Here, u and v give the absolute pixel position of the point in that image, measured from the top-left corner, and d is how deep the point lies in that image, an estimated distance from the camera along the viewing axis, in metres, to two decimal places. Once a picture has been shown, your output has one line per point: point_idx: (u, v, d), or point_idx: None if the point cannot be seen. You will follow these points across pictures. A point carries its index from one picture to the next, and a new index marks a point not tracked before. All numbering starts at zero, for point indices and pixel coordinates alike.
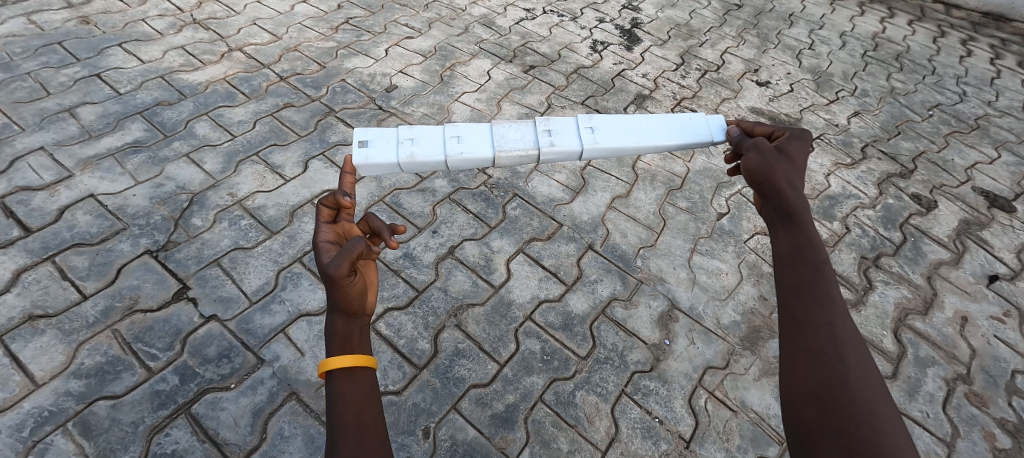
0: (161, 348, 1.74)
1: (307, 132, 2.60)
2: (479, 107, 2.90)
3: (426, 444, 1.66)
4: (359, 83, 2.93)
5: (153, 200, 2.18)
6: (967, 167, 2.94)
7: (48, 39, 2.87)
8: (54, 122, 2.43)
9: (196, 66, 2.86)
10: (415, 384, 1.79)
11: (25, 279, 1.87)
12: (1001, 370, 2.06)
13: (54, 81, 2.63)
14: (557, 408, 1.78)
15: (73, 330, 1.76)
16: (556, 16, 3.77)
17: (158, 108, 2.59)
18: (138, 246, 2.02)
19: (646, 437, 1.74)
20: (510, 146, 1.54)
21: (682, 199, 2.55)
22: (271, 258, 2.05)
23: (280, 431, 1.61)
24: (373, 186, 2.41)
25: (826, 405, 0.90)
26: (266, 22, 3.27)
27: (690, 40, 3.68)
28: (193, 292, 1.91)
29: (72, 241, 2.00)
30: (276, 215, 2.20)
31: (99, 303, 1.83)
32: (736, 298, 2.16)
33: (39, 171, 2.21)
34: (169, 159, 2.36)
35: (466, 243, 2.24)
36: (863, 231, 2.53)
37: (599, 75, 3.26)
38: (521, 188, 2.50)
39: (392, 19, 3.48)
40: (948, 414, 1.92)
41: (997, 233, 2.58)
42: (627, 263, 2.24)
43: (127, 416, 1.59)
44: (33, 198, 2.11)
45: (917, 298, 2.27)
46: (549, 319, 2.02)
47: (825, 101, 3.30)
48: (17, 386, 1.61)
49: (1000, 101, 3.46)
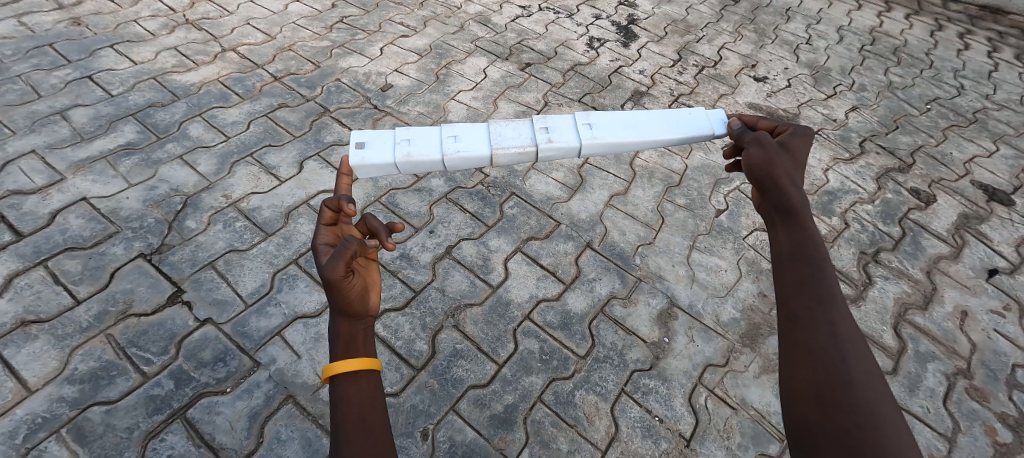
0: (156, 352, 1.73)
1: (302, 132, 2.58)
2: (476, 105, 2.89)
3: (424, 446, 1.65)
4: (355, 82, 2.91)
5: (147, 203, 2.16)
6: (966, 161, 2.93)
7: (39, 40, 2.84)
8: (46, 124, 2.41)
9: (189, 66, 2.84)
10: (413, 385, 1.77)
11: (18, 284, 1.85)
12: (1002, 364, 2.05)
13: (46, 83, 2.60)
14: (556, 408, 1.77)
15: (66, 335, 1.74)
16: (553, 13, 3.75)
17: (152, 109, 2.57)
18: (131, 249, 2.00)
19: (646, 436, 1.72)
20: (507, 143, 1.51)
21: (680, 196, 2.54)
22: (267, 259, 2.04)
23: (276, 435, 1.60)
24: (369, 187, 2.39)
25: (828, 405, 0.88)
26: (260, 22, 3.25)
27: (687, 36, 3.66)
28: (188, 295, 1.89)
29: (65, 244, 1.98)
30: (271, 217, 2.18)
31: (93, 307, 1.82)
32: (736, 295, 2.15)
33: (32, 174, 2.19)
34: (162, 161, 2.34)
35: (463, 243, 2.22)
36: (862, 227, 2.52)
37: (597, 72, 3.24)
38: (518, 187, 2.48)
39: (388, 18, 3.45)
40: (949, 409, 1.91)
41: (996, 227, 2.58)
42: (626, 262, 2.22)
43: (122, 422, 1.57)
44: (25, 202, 2.09)
45: (917, 293, 2.26)
46: (548, 318, 2.01)
47: (823, 95, 3.28)
48: (10, 392, 1.59)
49: (998, 94, 3.45)
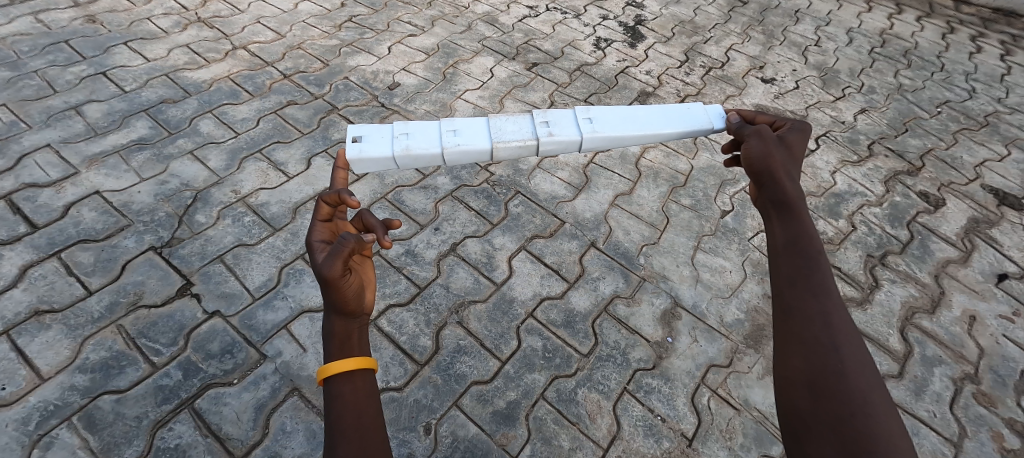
0: (165, 343, 1.76)
1: (310, 129, 2.61)
2: (482, 105, 2.90)
3: (427, 440, 1.66)
4: (363, 80, 2.93)
5: (158, 197, 2.20)
6: (976, 165, 2.90)
7: (57, 37, 2.90)
8: (61, 120, 2.45)
9: (201, 64, 2.88)
10: (416, 381, 1.79)
11: (32, 275, 1.89)
12: (1010, 370, 2.03)
13: (62, 79, 2.66)
14: (558, 406, 1.77)
15: (78, 325, 1.77)
16: (560, 13, 3.76)
17: (164, 105, 2.61)
18: (143, 242, 2.03)
19: (648, 435, 1.73)
20: (508, 137, 1.52)
21: (685, 197, 2.54)
22: (274, 254, 2.06)
23: (281, 427, 1.62)
24: (375, 184, 2.41)
25: (821, 395, 0.88)
26: (270, 20, 3.28)
27: (695, 37, 3.66)
28: (197, 288, 1.92)
29: (78, 237, 2.02)
30: (279, 212, 2.21)
31: (104, 299, 1.85)
32: (740, 296, 2.15)
33: (46, 168, 2.23)
34: (173, 156, 2.38)
35: (468, 240, 2.24)
36: (869, 230, 2.51)
37: (603, 73, 3.25)
38: (523, 186, 2.49)
39: (396, 17, 3.48)
40: (956, 414, 1.89)
41: (1007, 232, 2.55)
42: (630, 261, 2.23)
43: (131, 411, 1.60)
44: (40, 195, 2.13)
45: (925, 297, 2.25)
46: (551, 316, 2.02)
47: (832, 98, 3.27)
48: (23, 380, 1.63)
49: (1010, 98, 3.41)
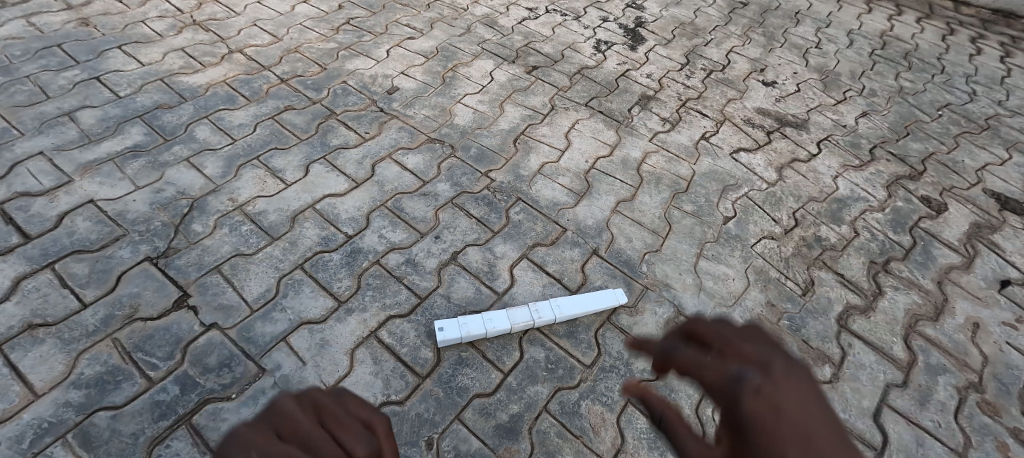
0: (161, 357, 1.73)
1: (308, 135, 2.57)
2: (482, 109, 2.87)
3: (429, 455, 1.63)
4: (361, 84, 2.90)
5: (154, 206, 2.16)
6: (977, 169, 2.90)
7: (49, 40, 2.85)
8: (54, 126, 2.41)
9: (196, 68, 2.84)
10: (417, 393, 1.76)
11: (25, 287, 1.85)
12: (1015, 378, 2.02)
13: (54, 84, 2.61)
14: (561, 418, 1.75)
15: (73, 339, 1.74)
16: (559, 15, 3.73)
17: (159, 111, 2.57)
18: (138, 253, 2.00)
19: (652, 448, 1.71)
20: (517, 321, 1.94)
21: (687, 202, 2.52)
22: (272, 265, 2.03)
23: None
24: (375, 191, 2.38)
25: None
26: (266, 23, 3.24)
27: (695, 39, 3.64)
28: (194, 300, 1.89)
29: (72, 247, 1.98)
30: (277, 221, 2.18)
31: (99, 311, 1.82)
32: (743, 304, 2.13)
33: (39, 176, 2.19)
34: (169, 163, 2.34)
35: (469, 248, 2.21)
36: (872, 235, 2.49)
37: (603, 76, 3.22)
38: (524, 192, 2.46)
39: (394, 19, 3.44)
40: (961, 423, 1.88)
41: (1009, 237, 2.54)
42: (632, 269, 2.21)
43: (127, 427, 1.57)
44: (32, 204, 2.09)
45: (929, 304, 2.23)
46: (554, 326, 1.99)
47: (833, 101, 3.25)
48: (16, 396, 1.59)
49: (1010, 100, 3.41)
